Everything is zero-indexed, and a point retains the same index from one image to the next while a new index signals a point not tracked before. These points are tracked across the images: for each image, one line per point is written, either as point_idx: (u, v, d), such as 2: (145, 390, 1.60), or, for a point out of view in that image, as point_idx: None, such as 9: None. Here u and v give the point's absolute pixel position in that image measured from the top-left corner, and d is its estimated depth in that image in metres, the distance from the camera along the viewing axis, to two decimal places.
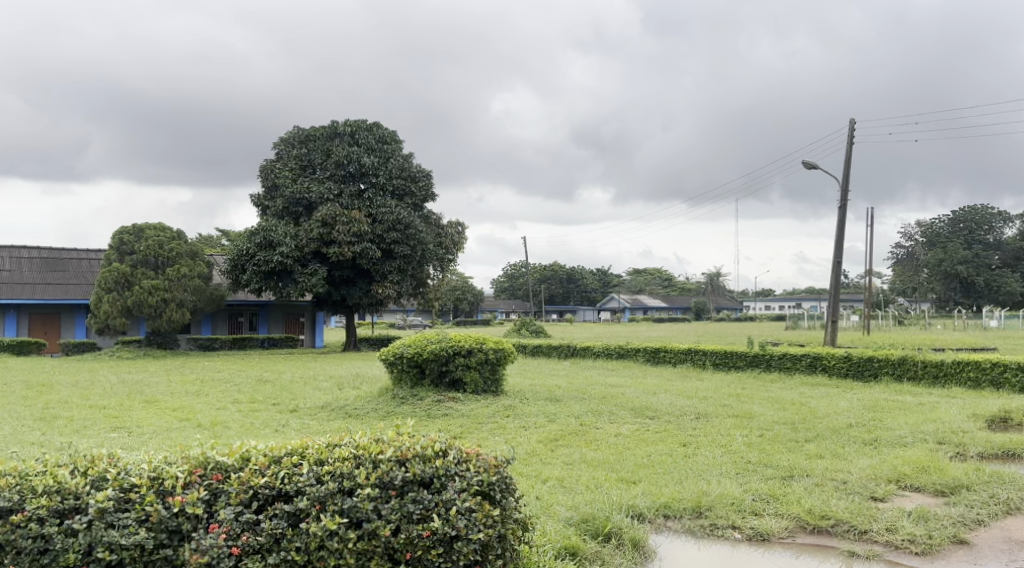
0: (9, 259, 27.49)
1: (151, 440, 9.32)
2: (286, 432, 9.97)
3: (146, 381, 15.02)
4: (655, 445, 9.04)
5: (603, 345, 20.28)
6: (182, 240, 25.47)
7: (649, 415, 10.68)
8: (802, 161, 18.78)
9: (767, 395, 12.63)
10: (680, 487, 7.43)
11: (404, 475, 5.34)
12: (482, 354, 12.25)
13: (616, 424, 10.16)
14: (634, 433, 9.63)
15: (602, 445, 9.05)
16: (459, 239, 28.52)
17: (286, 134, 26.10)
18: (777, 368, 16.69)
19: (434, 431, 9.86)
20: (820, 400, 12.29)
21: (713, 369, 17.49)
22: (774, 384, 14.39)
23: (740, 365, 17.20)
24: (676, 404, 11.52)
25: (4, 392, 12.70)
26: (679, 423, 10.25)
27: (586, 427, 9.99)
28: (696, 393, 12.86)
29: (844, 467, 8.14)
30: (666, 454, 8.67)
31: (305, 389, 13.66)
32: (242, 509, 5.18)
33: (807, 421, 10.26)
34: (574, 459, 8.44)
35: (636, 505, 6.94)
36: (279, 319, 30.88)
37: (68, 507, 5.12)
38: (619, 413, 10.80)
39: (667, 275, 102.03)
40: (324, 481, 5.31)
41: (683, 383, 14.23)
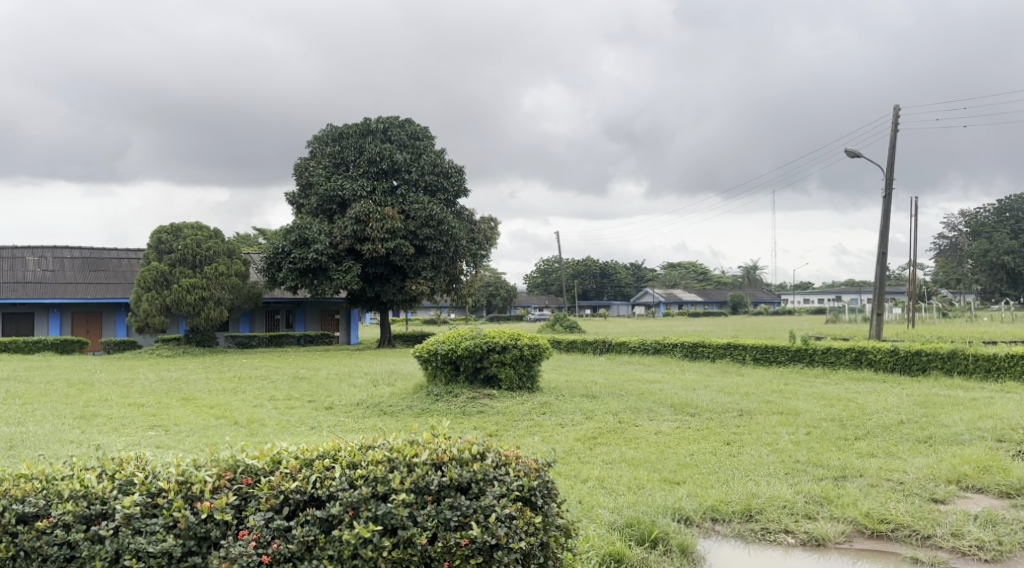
0: (51, 259, 27.99)
1: (187, 439, 9.36)
2: (322, 430, 9.97)
3: (186, 379, 15.19)
4: (697, 443, 8.89)
5: (640, 340, 20.08)
6: (220, 238, 25.73)
7: (689, 412, 10.52)
8: (845, 150, 18.41)
9: (811, 391, 12.39)
10: (725, 488, 7.28)
11: (440, 480, 5.30)
12: (517, 350, 12.16)
13: (656, 422, 10.02)
14: (675, 431, 9.48)
15: (642, 444, 8.91)
16: (492, 234, 28.43)
17: (319, 132, 26.24)
18: (821, 363, 16.38)
19: (470, 429, 9.79)
20: (867, 395, 12.01)
21: (754, 364, 17.22)
22: (818, 379, 14.13)
23: (782, 360, 16.93)
24: (716, 401, 11.32)
25: (46, 390, 12.92)
26: (721, 420, 10.08)
27: (625, 425, 9.86)
28: (737, 389, 12.64)
29: (899, 466, 7.93)
30: (709, 453, 8.52)
31: (341, 386, 13.70)
32: (273, 515, 5.16)
33: (855, 418, 10.02)
34: (614, 459, 8.32)
35: (682, 508, 6.80)
36: (314, 316, 31.09)
37: (95, 512, 5.13)
38: (658, 410, 10.65)
39: (702, 269, 101.30)
40: (357, 485, 5.25)
41: (723, 379, 14.00)
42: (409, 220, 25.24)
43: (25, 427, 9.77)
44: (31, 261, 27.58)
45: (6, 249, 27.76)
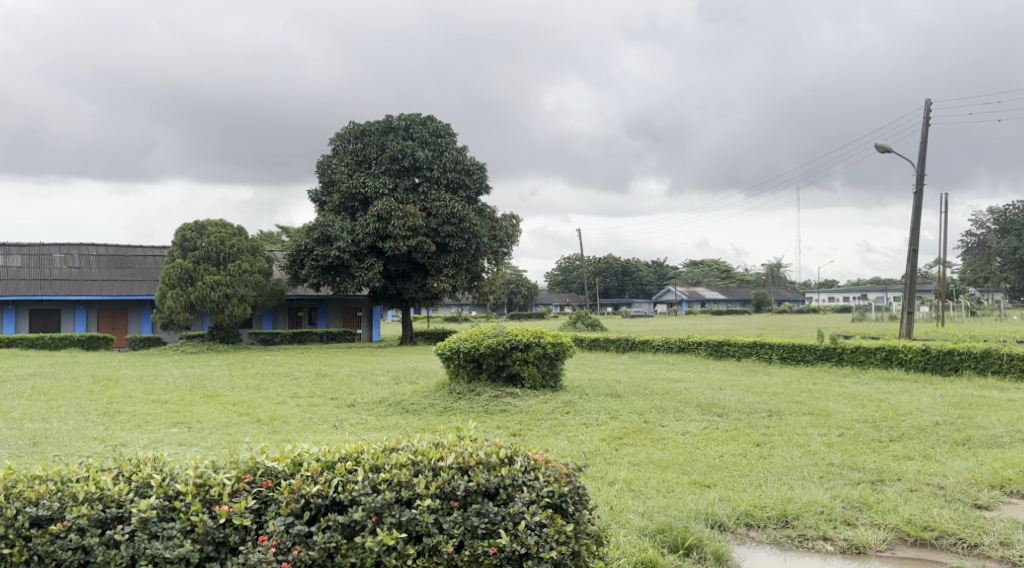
0: (77, 256, 28.26)
1: (210, 436, 9.38)
2: (344, 428, 9.95)
3: (209, 375, 15.27)
4: (727, 445, 8.77)
5: (664, 338, 19.93)
6: (243, 236, 25.87)
7: (716, 413, 10.40)
8: (874, 145, 18.15)
9: (841, 391, 12.22)
10: (758, 492, 7.17)
11: (467, 485, 5.26)
12: (540, 348, 12.09)
13: (682, 422, 9.90)
14: (702, 432, 9.37)
15: (669, 445, 8.80)
16: (514, 232, 28.32)
17: (342, 130, 26.28)
18: (850, 363, 16.16)
19: (494, 428, 9.73)
20: (899, 396, 11.82)
21: (781, 364, 17.03)
22: (847, 379, 13.94)
23: (809, 359, 16.75)
24: (743, 401, 11.18)
25: (71, 387, 13.02)
26: (749, 421, 9.95)
27: (651, 425, 9.76)
28: (765, 389, 12.48)
29: (938, 470, 7.77)
30: (739, 455, 8.40)
31: (363, 383, 13.70)
32: (293, 520, 5.11)
33: (889, 420, 9.85)
34: (641, 460, 8.24)
35: (716, 514, 6.70)
36: (337, 313, 31.19)
37: (111, 515, 5.11)
38: (684, 410, 10.54)
39: (725, 266, 100.74)
40: (381, 490, 5.22)
41: (750, 379, 13.84)
42: (431, 217, 25.22)
43: (50, 424, 9.83)
44: (57, 258, 27.86)
45: (33, 246, 28.07)
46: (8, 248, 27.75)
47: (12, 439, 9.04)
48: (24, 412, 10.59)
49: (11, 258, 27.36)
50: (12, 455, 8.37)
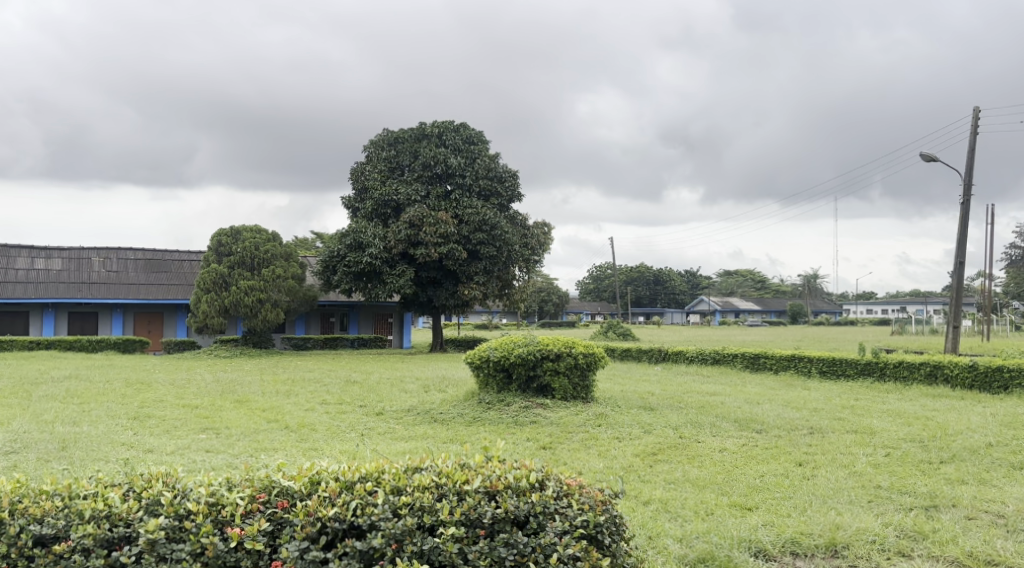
0: (115, 260, 28.65)
1: (237, 443, 9.36)
2: (370, 437, 9.88)
3: (241, 380, 15.32)
4: (768, 464, 8.57)
5: (698, 350, 19.68)
6: (277, 241, 26.05)
7: (755, 429, 10.18)
8: (920, 154, 17.77)
9: (885, 408, 11.91)
10: (804, 518, 6.96)
11: (494, 512, 5.19)
12: (571, 359, 11.93)
13: (720, 438, 9.70)
14: (741, 449, 9.16)
15: (706, 462, 8.62)
16: (546, 240, 28.19)
17: (375, 137, 26.40)
18: (892, 378, 15.81)
19: (523, 441, 9.60)
20: (946, 414, 11.48)
21: (819, 377, 16.72)
22: (890, 395, 13.61)
23: (850, 374, 16.39)
24: (782, 417, 10.93)
25: (104, 390, 13.13)
26: (790, 438, 9.73)
27: (687, 440, 9.57)
28: (804, 404, 12.20)
29: (996, 496, 7.50)
30: (781, 475, 8.19)
31: (393, 391, 13.66)
32: (308, 545, 5.01)
33: (939, 440, 9.56)
34: (677, 478, 8.07)
35: (759, 541, 6.51)
36: (368, 319, 31.27)
37: (118, 535, 5.08)
38: (722, 425, 10.33)
39: (759, 277, 99.71)
40: (402, 515, 5.15)
41: (788, 393, 13.56)
42: (462, 224, 25.21)
43: (80, 428, 9.89)
44: (96, 261, 28.27)
45: (73, 250, 28.50)
46: (48, 251, 28.21)
47: (41, 442, 9.09)
48: (56, 415, 10.70)
49: (51, 260, 27.81)
50: (39, 459, 8.40)
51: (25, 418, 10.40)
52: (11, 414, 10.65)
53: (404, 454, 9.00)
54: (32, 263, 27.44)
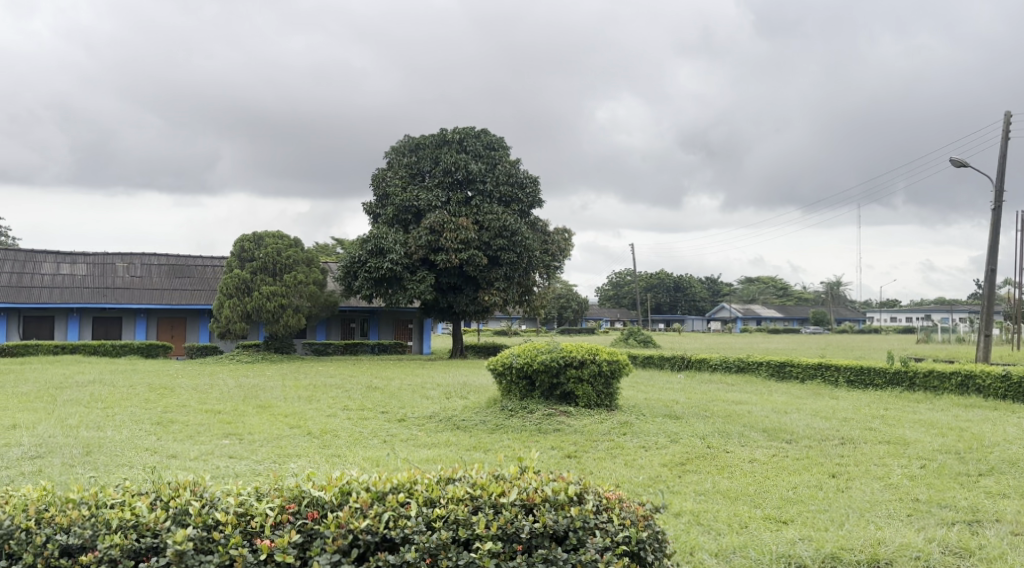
0: (139, 265, 28.87)
1: (261, 449, 9.36)
2: (394, 444, 9.84)
3: (263, 386, 15.35)
4: (799, 475, 8.46)
5: (722, 357, 19.51)
6: (299, 247, 26.17)
7: (784, 439, 10.05)
8: (951, 159, 17.52)
9: (916, 418, 11.72)
10: (843, 532, 6.86)
11: (532, 527, 5.19)
12: (595, 366, 11.83)
13: (749, 449, 9.58)
14: (771, 460, 9.05)
15: (737, 473, 8.51)
16: (567, 246, 28.13)
17: (396, 143, 26.48)
18: (921, 388, 15.59)
19: (548, 449, 9.54)
20: (979, 425, 11.28)
21: (847, 387, 16.51)
22: (921, 405, 13.40)
23: (878, 383, 16.18)
24: (811, 426, 10.79)
25: (128, 395, 13.19)
26: (821, 448, 9.60)
27: (715, 450, 9.47)
28: (833, 413, 12.04)
29: None
30: (814, 487, 8.08)
31: (414, 397, 13.63)
32: (340, 557, 5.01)
33: (974, 451, 9.39)
34: (707, 489, 7.97)
35: (797, 555, 6.42)
36: (389, 325, 31.30)
37: (145, 546, 5.09)
38: (750, 435, 10.21)
39: (781, 284, 99.05)
40: (436, 528, 5.18)
41: (816, 402, 13.39)
42: (483, 230, 25.21)
43: (104, 433, 9.94)
44: (120, 267, 28.50)
45: (98, 255, 28.77)
46: (73, 256, 28.50)
47: (66, 447, 9.14)
48: (81, 419, 10.76)
49: (76, 266, 28.08)
50: (65, 463, 8.44)
51: (50, 422, 10.47)
52: (37, 419, 10.73)
53: (428, 461, 8.97)
54: (57, 268, 27.72)
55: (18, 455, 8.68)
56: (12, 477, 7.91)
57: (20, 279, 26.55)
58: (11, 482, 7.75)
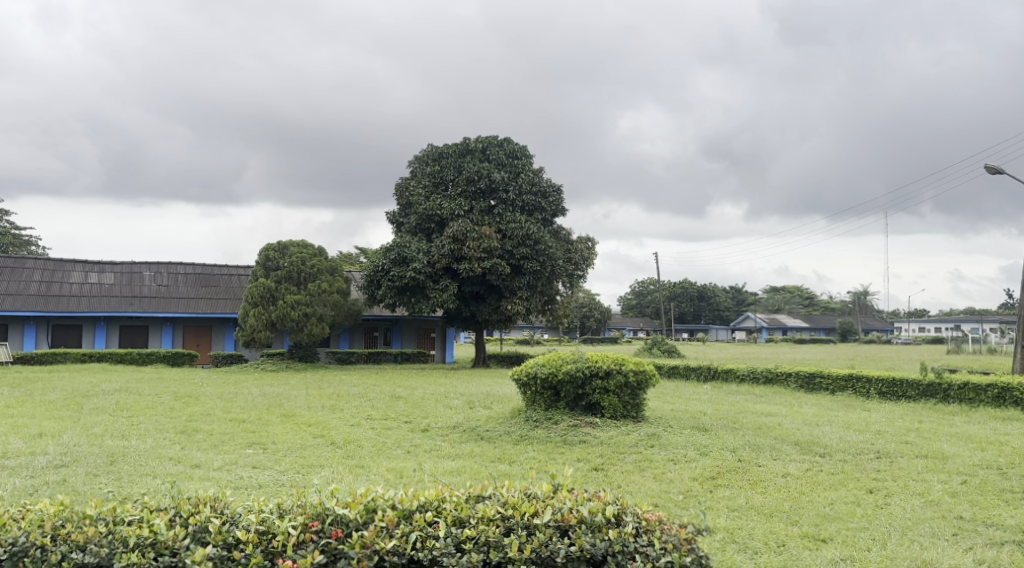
0: (166, 275, 29.13)
1: (284, 459, 9.34)
2: (417, 454, 9.80)
3: (287, 395, 15.36)
4: (836, 490, 8.31)
5: (749, 368, 19.30)
6: (323, 256, 26.27)
7: (817, 453, 9.88)
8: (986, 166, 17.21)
9: (953, 432, 11.49)
10: (886, 552, 6.74)
11: (568, 550, 5.20)
12: (621, 376, 11.70)
13: (782, 462, 9.43)
14: (805, 474, 8.89)
15: (770, 488, 8.37)
16: (590, 255, 28.00)
17: (420, 152, 26.55)
18: (955, 400, 15.32)
19: (574, 461, 9.44)
20: (1019, 439, 11.03)
21: (878, 399, 16.25)
22: (957, 418, 13.14)
23: (911, 395, 15.92)
24: (844, 440, 10.60)
25: (153, 403, 13.24)
26: (857, 463, 9.42)
27: (747, 464, 9.32)
28: (867, 426, 11.82)
29: None
30: (852, 503, 7.93)
31: (438, 407, 13.58)
32: None
33: (1015, 466, 9.18)
34: (741, 505, 7.84)
35: None
36: (412, 334, 31.31)
37: (163, 564, 5.15)
38: (782, 449, 10.05)
39: (807, 294, 98.15)
40: (465, 551, 5.24)
41: (847, 415, 13.17)
42: (506, 239, 25.17)
43: (128, 442, 9.97)
44: (147, 276, 28.78)
45: (125, 264, 29.06)
46: (101, 266, 28.80)
47: (91, 455, 9.17)
48: (106, 428, 10.81)
49: (104, 275, 28.38)
50: (89, 473, 8.47)
51: (76, 431, 10.53)
52: (63, 427, 10.79)
53: (452, 473, 8.91)
54: (85, 276, 28.03)
55: (42, 464, 8.72)
56: (36, 486, 7.95)
57: (49, 288, 26.86)
58: (36, 491, 7.78)
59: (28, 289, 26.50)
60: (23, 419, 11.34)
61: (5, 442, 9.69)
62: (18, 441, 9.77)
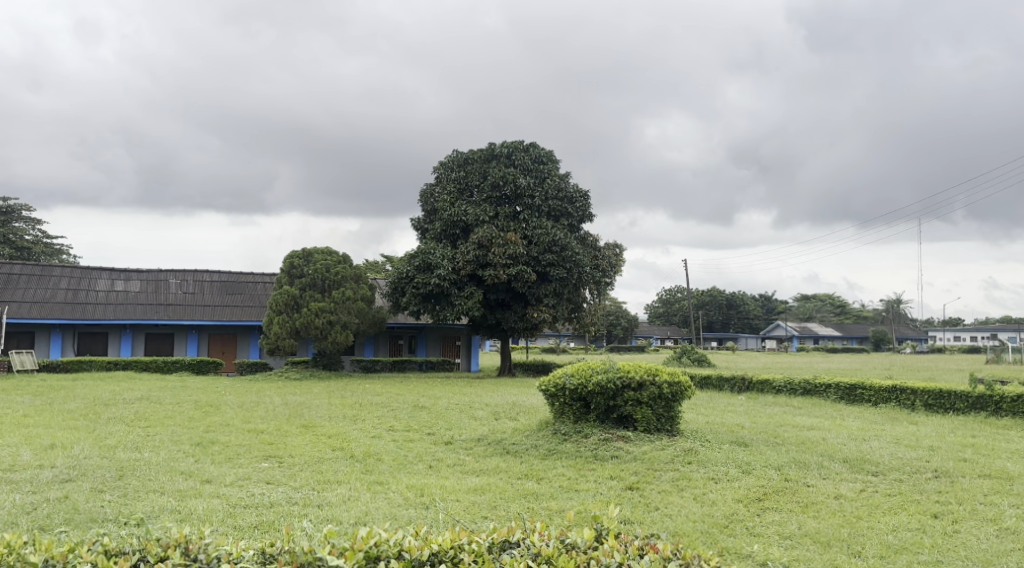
0: (192, 282, 29.18)
1: (300, 473, 9.11)
2: (440, 469, 9.55)
3: (309, 404, 15.14)
4: (897, 515, 7.94)
5: (786, 379, 18.83)
6: (348, 263, 26.16)
7: (869, 471, 9.49)
8: None
9: (1008, 448, 11.03)
10: None
11: None
12: (655, 388, 11.33)
13: (833, 482, 9.05)
14: (860, 496, 8.50)
15: (824, 512, 8.02)
16: (617, 261, 27.66)
17: (445, 159, 26.40)
18: (1009, 414, 14.77)
19: (607, 479, 9.14)
20: None
21: (925, 412, 15.74)
22: (1009, 432, 12.65)
23: (960, 408, 15.41)
24: (896, 456, 10.18)
25: (172, 413, 13.10)
26: (913, 483, 9.02)
27: (795, 484, 8.95)
28: (918, 442, 11.37)
29: None
30: (918, 531, 7.57)
31: (462, 418, 13.30)
32: None
33: None
34: (793, 533, 7.51)
35: None
36: (437, 342, 31.09)
37: None
38: (829, 467, 9.66)
39: (839, 302, 96.86)
40: None
41: (895, 428, 12.69)
42: (531, 245, 24.95)
43: (140, 454, 9.81)
44: (173, 284, 28.85)
45: (151, 272, 29.17)
46: (128, 273, 28.95)
47: (99, 469, 9.01)
48: (120, 439, 10.67)
49: (130, 283, 28.50)
50: (93, 489, 8.29)
51: (88, 442, 10.40)
52: (76, 438, 10.66)
53: (476, 491, 8.62)
54: (112, 284, 28.17)
55: (48, 478, 8.57)
56: (35, 504, 7.76)
57: (75, 296, 27.03)
58: (34, 510, 7.60)
59: (55, 297, 26.69)
60: (37, 428, 11.26)
61: (16, 454, 9.58)
62: (29, 453, 9.64)
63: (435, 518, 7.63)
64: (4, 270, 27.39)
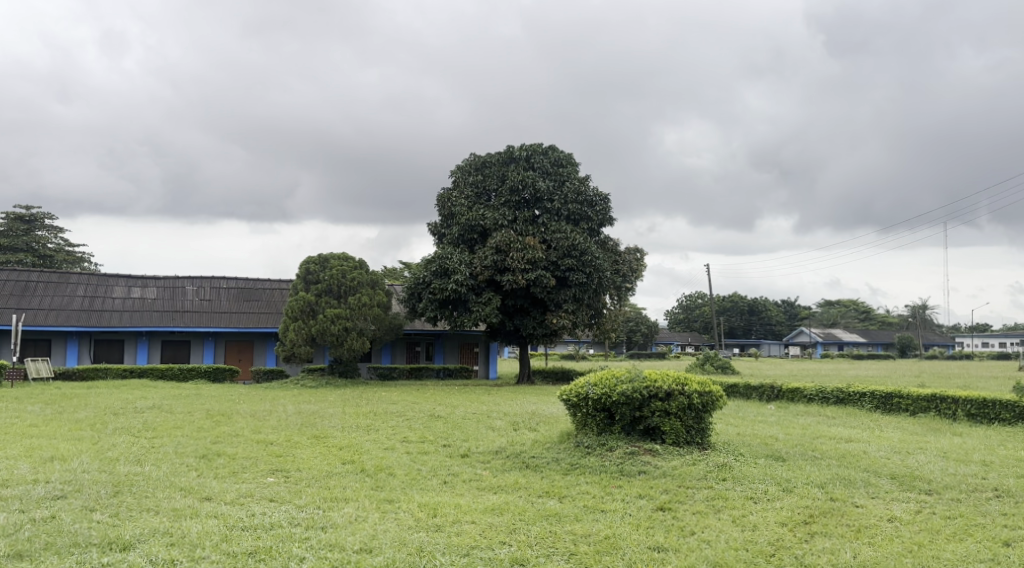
0: (208, 289, 29.10)
1: (307, 490, 8.85)
2: (456, 485, 9.25)
3: (323, 413, 14.92)
4: (962, 542, 7.57)
5: (818, 388, 18.38)
6: (364, 269, 25.96)
7: (920, 490, 9.08)
8: None
9: None
10: None
11: None
12: (684, 398, 10.94)
13: (885, 503, 8.66)
14: (916, 519, 8.13)
15: (879, 538, 7.66)
16: (638, 266, 27.39)
17: (463, 162, 26.19)
18: None
19: (637, 499, 8.81)
20: None
21: (968, 422, 15.22)
22: None
23: (1006, 418, 14.89)
24: (947, 472, 9.77)
25: (181, 423, 12.92)
26: (971, 503, 8.63)
27: (842, 504, 8.57)
28: (968, 455, 10.94)
29: None
30: (990, 561, 7.21)
31: (480, 428, 13.03)
32: None
33: None
34: (848, 563, 7.16)
35: None
36: (455, 349, 30.85)
37: None
38: (875, 485, 9.25)
39: (864, 307, 95.70)
40: None
41: (938, 441, 12.25)
42: (551, 250, 24.62)
43: (141, 468, 9.58)
44: (189, 291, 28.81)
45: (168, 279, 29.14)
46: (144, 281, 28.93)
47: (95, 485, 8.78)
48: (122, 451, 10.46)
49: (147, 289, 28.48)
50: (84, 507, 8.05)
51: (89, 455, 10.19)
52: (78, 450, 10.46)
53: (494, 511, 8.31)
54: (128, 292, 28.13)
55: (40, 495, 8.35)
56: (18, 525, 7.51)
57: (91, 303, 26.99)
58: (17, 531, 7.38)
59: (72, 304, 26.68)
60: (41, 439, 11.09)
61: (14, 467, 9.39)
62: (28, 467, 9.45)
63: (451, 544, 7.36)
64: (22, 278, 27.43)
